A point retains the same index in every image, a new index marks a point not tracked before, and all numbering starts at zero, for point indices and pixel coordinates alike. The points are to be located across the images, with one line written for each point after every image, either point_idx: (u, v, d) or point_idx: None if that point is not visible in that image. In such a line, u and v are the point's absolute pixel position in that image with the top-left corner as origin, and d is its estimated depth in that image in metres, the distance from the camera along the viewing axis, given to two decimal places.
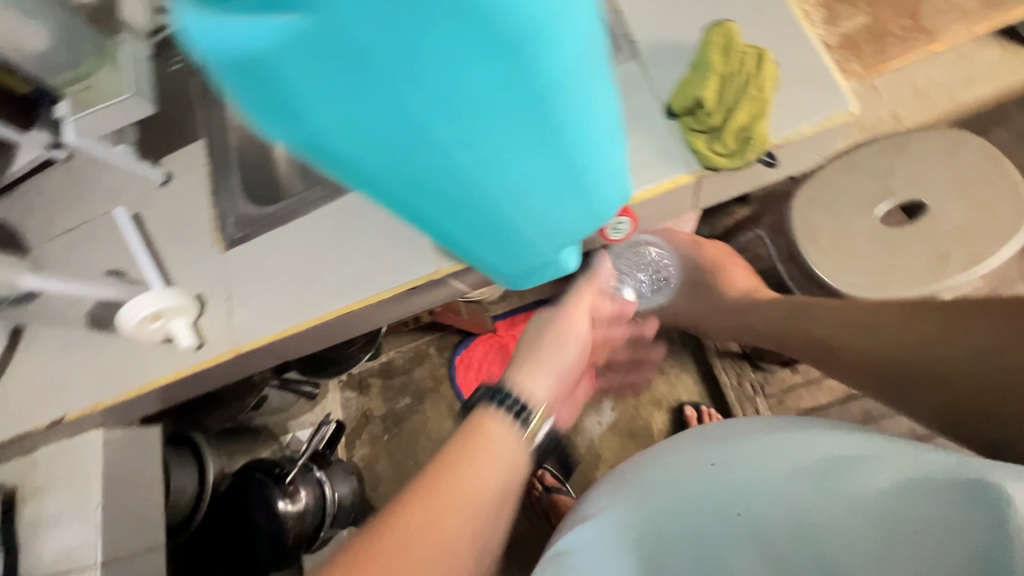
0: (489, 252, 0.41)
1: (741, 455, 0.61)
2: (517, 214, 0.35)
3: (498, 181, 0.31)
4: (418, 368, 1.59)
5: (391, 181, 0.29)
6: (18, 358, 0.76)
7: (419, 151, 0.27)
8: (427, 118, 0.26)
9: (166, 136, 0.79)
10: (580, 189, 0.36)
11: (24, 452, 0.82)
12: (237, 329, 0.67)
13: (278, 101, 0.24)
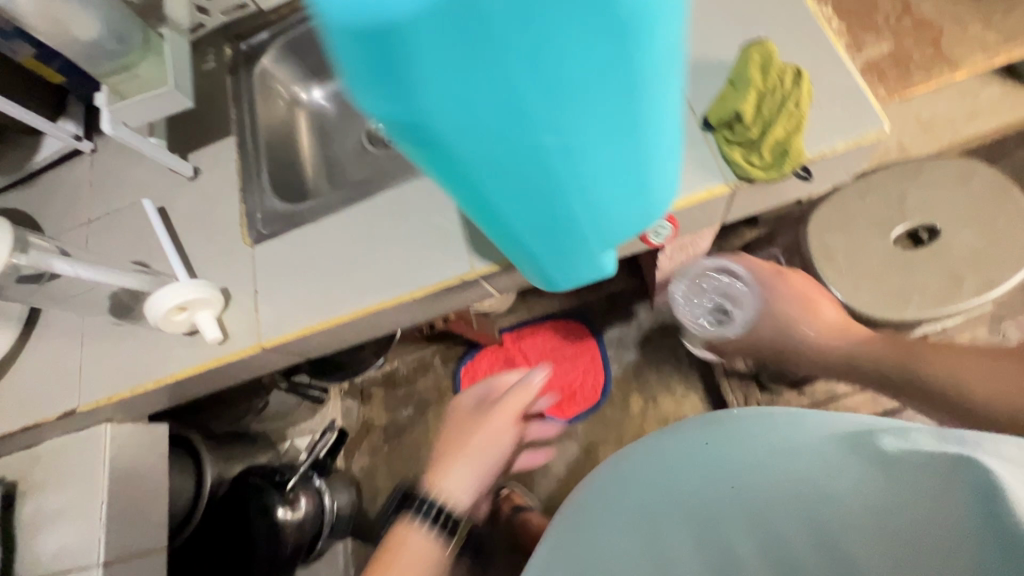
0: (539, 242, 0.41)
1: (742, 438, 0.56)
2: (581, 204, 0.36)
3: (573, 166, 0.31)
4: (422, 378, 1.57)
5: (475, 165, 0.29)
6: (33, 346, 0.75)
7: (513, 134, 0.28)
8: (533, 93, 0.26)
9: (198, 132, 0.80)
10: (640, 181, 0.37)
11: (28, 445, 0.80)
12: (260, 323, 0.67)
13: (394, 80, 0.23)
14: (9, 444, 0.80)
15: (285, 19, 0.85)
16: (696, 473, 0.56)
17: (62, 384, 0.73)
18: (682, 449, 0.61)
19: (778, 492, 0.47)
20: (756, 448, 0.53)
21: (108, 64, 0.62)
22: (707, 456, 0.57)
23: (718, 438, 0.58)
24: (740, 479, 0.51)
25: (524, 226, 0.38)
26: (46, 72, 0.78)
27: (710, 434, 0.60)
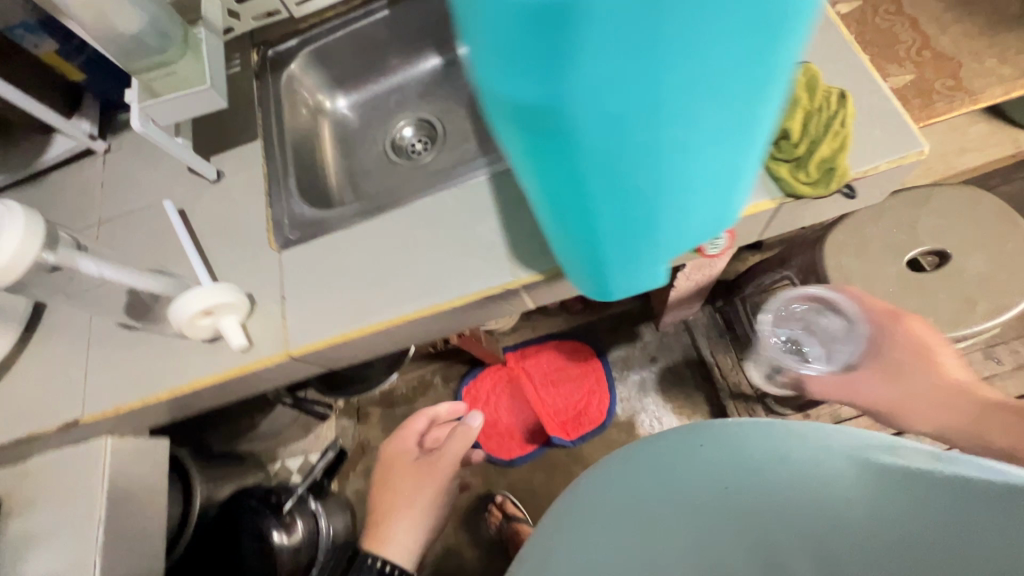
0: (618, 248, 0.41)
1: (737, 440, 0.44)
2: (671, 208, 0.36)
3: (680, 166, 0.32)
4: (421, 398, 1.52)
5: (594, 155, 0.30)
6: (35, 353, 0.71)
7: (641, 124, 0.28)
8: (667, 79, 0.26)
9: (222, 135, 0.78)
10: (726, 191, 0.38)
11: (17, 460, 0.74)
12: (288, 331, 0.64)
13: (554, 54, 0.23)
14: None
15: (314, 28, 0.85)
16: (676, 475, 0.43)
17: (65, 393, 0.68)
18: (657, 446, 0.47)
19: (780, 508, 0.38)
20: (757, 458, 0.41)
21: (146, 59, 0.60)
22: (696, 460, 0.43)
23: (709, 438, 0.45)
24: (734, 486, 0.40)
25: (612, 228, 0.37)
26: (68, 69, 0.76)
27: (698, 433, 0.46)
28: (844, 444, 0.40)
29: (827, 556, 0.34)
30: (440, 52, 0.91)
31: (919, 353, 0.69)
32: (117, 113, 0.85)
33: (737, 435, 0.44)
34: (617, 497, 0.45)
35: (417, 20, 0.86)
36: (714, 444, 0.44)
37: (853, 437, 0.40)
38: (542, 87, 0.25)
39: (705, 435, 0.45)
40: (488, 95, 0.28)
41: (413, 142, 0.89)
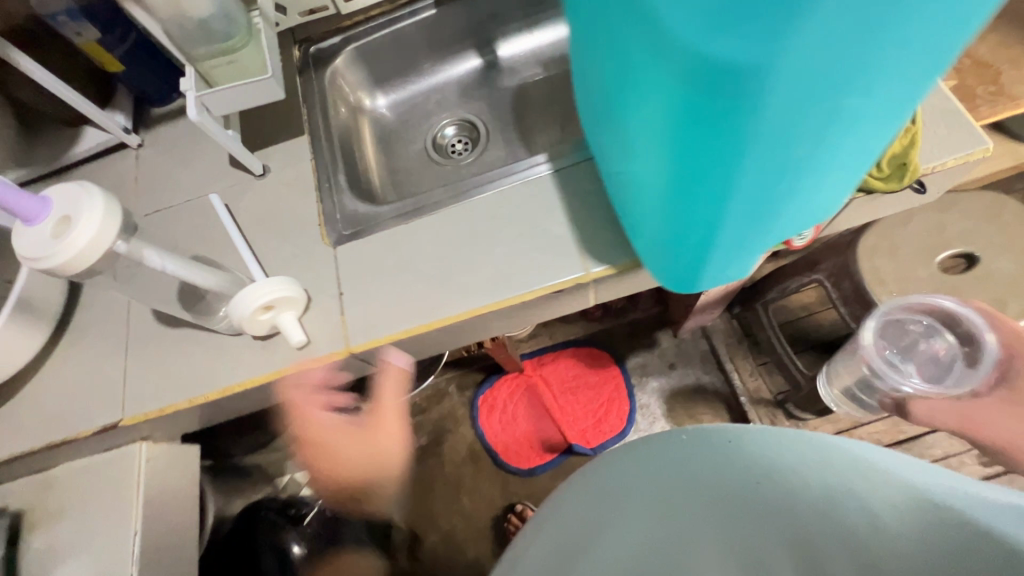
0: (735, 228, 0.43)
1: (753, 451, 0.49)
2: (801, 185, 0.39)
3: (827, 144, 0.35)
4: (436, 407, 1.48)
5: (766, 130, 0.32)
6: (71, 352, 0.68)
7: (818, 101, 0.31)
8: (852, 70, 0.29)
9: (266, 129, 0.76)
10: (845, 174, 0.41)
11: (41, 467, 0.70)
12: (348, 327, 0.62)
13: (778, 31, 0.26)
14: (15, 468, 0.68)
15: (357, 25, 0.84)
16: (699, 469, 0.50)
17: (104, 395, 0.65)
18: (679, 439, 0.55)
19: (784, 510, 0.41)
20: (806, 478, 0.43)
21: (210, 46, 0.58)
22: (728, 459, 0.49)
23: (745, 444, 0.50)
24: (741, 487, 0.45)
25: (743, 204, 0.40)
26: (107, 60, 0.74)
27: (715, 434, 0.53)
28: (903, 471, 0.40)
29: (809, 549, 0.38)
30: (481, 54, 0.91)
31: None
32: (150, 107, 0.82)
33: (785, 457, 0.47)
34: (648, 480, 0.51)
35: (461, 21, 0.86)
36: (744, 448, 0.50)
37: (917, 468, 0.40)
38: (759, 53, 0.27)
39: (739, 439, 0.51)
40: (686, 60, 0.29)
41: (454, 142, 0.89)
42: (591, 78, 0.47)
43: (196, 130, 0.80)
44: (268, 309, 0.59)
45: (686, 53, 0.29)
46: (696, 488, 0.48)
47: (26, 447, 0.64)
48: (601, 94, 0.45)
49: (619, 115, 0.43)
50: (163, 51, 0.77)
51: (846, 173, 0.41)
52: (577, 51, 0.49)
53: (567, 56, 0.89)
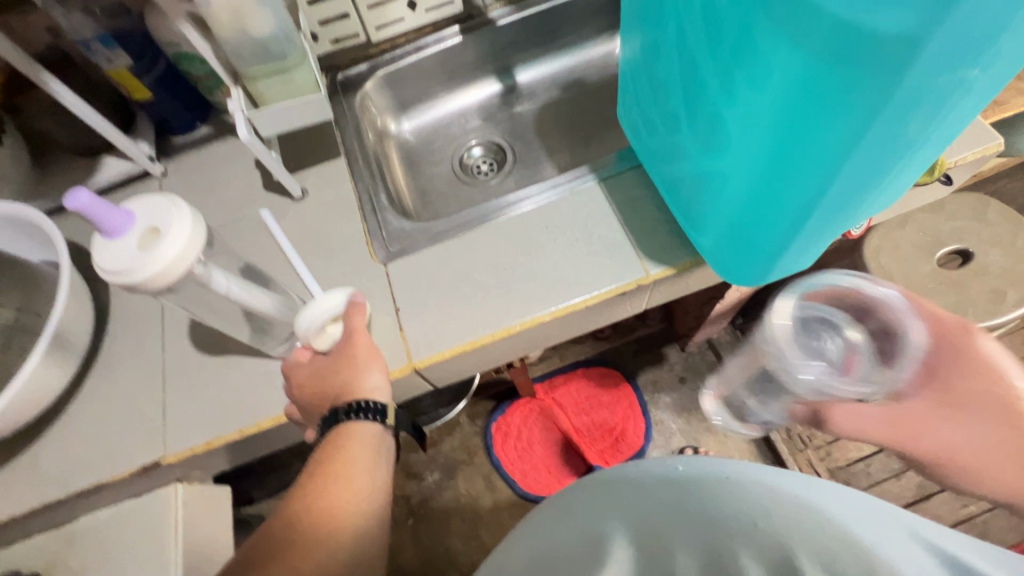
0: (820, 218, 0.44)
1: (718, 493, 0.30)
2: (895, 167, 0.40)
3: (935, 121, 0.36)
4: (448, 439, 1.37)
5: (895, 99, 0.32)
6: (106, 390, 0.63)
7: (951, 69, 0.31)
8: (993, 39, 0.30)
9: (302, 152, 0.76)
10: (924, 159, 0.42)
11: (55, 524, 0.60)
12: (409, 344, 0.61)
13: None
14: (25, 526, 0.59)
15: (383, 53, 0.85)
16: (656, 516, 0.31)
17: (145, 431, 0.60)
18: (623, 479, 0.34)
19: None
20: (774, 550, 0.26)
21: (266, 64, 0.59)
22: (685, 498, 0.31)
23: (725, 483, 0.30)
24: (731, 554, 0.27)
25: (836, 194, 0.41)
26: (135, 86, 0.71)
27: (698, 459, 0.33)
28: (881, 534, 0.26)
29: None
30: (500, 78, 0.93)
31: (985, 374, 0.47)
32: (171, 136, 0.79)
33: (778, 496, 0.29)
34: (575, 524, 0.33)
35: (483, 48, 0.88)
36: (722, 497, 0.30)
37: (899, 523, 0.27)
38: (917, 24, 0.28)
39: (731, 473, 0.31)
40: (827, 33, 0.31)
41: (480, 163, 0.91)
42: (667, 78, 0.49)
43: (222, 155, 0.78)
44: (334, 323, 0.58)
45: (829, 24, 0.31)
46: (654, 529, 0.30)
47: (56, 495, 0.58)
48: (680, 89, 0.47)
49: (708, 104, 0.44)
50: (189, 80, 0.75)
51: (921, 165, 0.44)
52: (647, 56, 0.51)
53: (584, 81, 0.93)
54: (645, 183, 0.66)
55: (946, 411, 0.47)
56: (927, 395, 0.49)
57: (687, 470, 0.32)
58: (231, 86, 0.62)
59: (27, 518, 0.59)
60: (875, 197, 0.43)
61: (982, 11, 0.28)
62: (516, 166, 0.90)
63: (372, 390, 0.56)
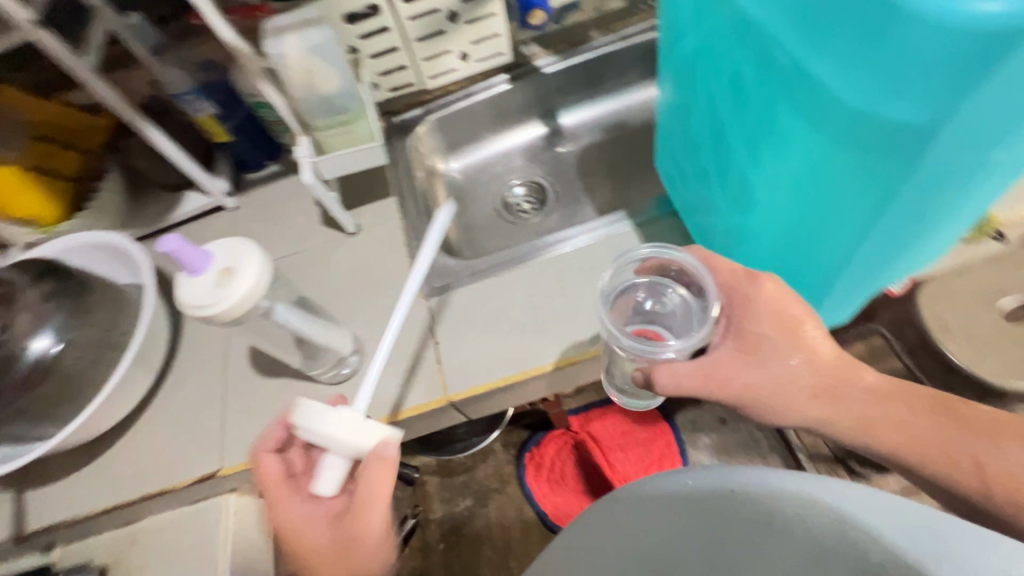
0: (852, 275, 0.45)
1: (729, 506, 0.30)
2: (925, 231, 0.41)
3: (962, 192, 0.37)
4: (482, 465, 1.36)
5: (918, 180, 0.34)
6: (174, 404, 0.69)
7: (973, 150, 0.33)
8: (1011, 121, 0.32)
9: (358, 191, 0.82)
10: (956, 223, 0.43)
11: (123, 523, 0.66)
12: (447, 376, 0.65)
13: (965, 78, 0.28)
14: (101, 521, 0.66)
15: (436, 98, 0.91)
16: (689, 529, 0.34)
17: (205, 444, 0.66)
18: (652, 498, 0.36)
19: None
20: (790, 553, 0.28)
21: (330, 117, 0.66)
22: (706, 512, 0.32)
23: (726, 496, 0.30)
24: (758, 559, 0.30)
25: (867, 255, 0.42)
26: (216, 131, 0.80)
27: (702, 472, 0.32)
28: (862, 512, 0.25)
29: None
30: (544, 121, 0.97)
31: (784, 323, 0.50)
32: (245, 172, 0.88)
33: (773, 498, 0.28)
34: (637, 532, 0.38)
35: (529, 93, 0.93)
36: (731, 514, 0.31)
37: (893, 509, 0.24)
38: (934, 114, 0.30)
39: (735, 486, 0.30)
40: (848, 118, 0.33)
41: (522, 201, 0.94)
42: (698, 138, 0.51)
43: (287, 191, 0.86)
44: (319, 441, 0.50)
45: (849, 112, 0.33)
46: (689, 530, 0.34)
47: (130, 497, 0.65)
48: (710, 151, 0.50)
49: (735, 169, 0.46)
50: (264, 125, 0.83)
51: (958, 225, 0.44)
52: (679, 115, 0.54)
53: (625, 123, 0.96)
54: (680, 230, 0.68)
55: (747, 359, 0.50)
56: (733, 347, 0.51)
57: (694, 484, 0.33)
58: (298, 134, 0.68)
59: (100, 516, 0.65)
60: (907, 257, 0.45)
61: (997, 103, 0.30)
62: (557, 205, 0.93)
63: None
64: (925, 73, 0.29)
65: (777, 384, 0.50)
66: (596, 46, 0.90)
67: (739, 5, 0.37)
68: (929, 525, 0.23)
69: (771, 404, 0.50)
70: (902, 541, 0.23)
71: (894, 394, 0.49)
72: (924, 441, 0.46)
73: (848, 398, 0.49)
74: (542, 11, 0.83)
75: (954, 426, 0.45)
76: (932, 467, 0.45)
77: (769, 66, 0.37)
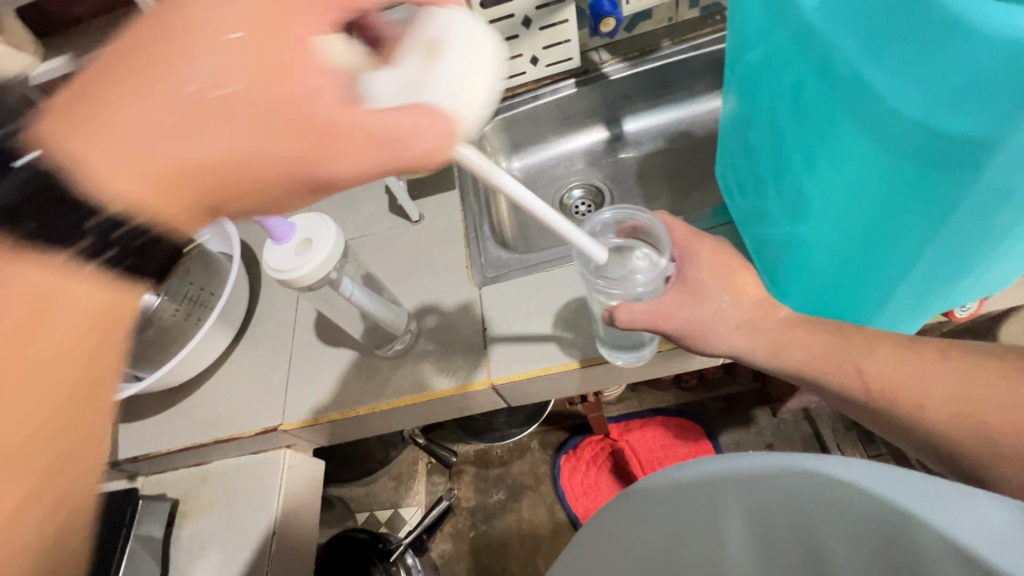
0: (909, 288, 0.44)
1: (759, 479, 0.42)
2: (988, 249, 0.40)
3: None
4: (518, 461, 1.38)
5: (979, 193, 0.34)
6: (245, 361, 0.77)
7: None
8: None
9: (424, 183, 0.87)
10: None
11: (193, 464, 0.74)
12: (490, 362, 0.68)
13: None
14: (175, 459, 0.73)
15: (505, 99, 0.94)
16: (722, 502, 0.45)
17: (268, 402, 0.73)
18: (686, 485, 0.49)
19: (794, 539, 0.38)
20: (786, 507, 0.39)
21: None
22: (739, 489, 0.44)
23: (755, 468, 0.43)
24: (770, 519, 0.41)
25: (925, 268, 0.42)
26: None
27: (744, 458, 0.45)
28: (842, 468, 0.35)
29: (820, 560, 0.35)
30: (608, 126, 0.99)
31: (720, 269, 0.53)
32: None
33: (792, 471, 0.39)
34: (664, 509, 0.50)
35: (595, 99, 0.95)
36: (744, 485, 0.43)
37: (870, 467, 0.34)
38: (993, 130, 0.30)
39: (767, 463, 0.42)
40: (907, 134, 0.34)
41: (579, 203, 0.96)
42: (757, 146, 0.52)
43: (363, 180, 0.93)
44: (432, 46, 0.37)
45: (907, 125, 0.34)
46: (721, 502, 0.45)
47: (199, 441, 0.72)
48: (767, 159, 0.50)
49: (791, 179, 0.47)
50: None
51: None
52: (741, 124, 0.54)
53: (691, 133, 0.96)
54: (736, 239, 0.67)
55: (689, 302, 0.52)
56: (675, 290, 0.53)
57: (734, 471, 0.45)
58: None
59: (175, 455, 0.72)
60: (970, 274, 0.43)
61: None
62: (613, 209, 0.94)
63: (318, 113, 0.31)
64: (986, 89, 0.29)
65: (710, 316, 0.52)
66: (667, 54, 0.90)
67: (805, 17, 0.38)
68: (891, 475, 0.33)
69: (704, 332, 0.52)
70: (873, 486, 0.33)
71: (805, 322, 0.51)
72: (820, 354, 0.49)
73: (764, 328, 0.51)
74: (614, 18, 0.81)
75: (842, 339, 0.49)
76: (825, 377, 0.49)
77: (830, 77, 0.38)
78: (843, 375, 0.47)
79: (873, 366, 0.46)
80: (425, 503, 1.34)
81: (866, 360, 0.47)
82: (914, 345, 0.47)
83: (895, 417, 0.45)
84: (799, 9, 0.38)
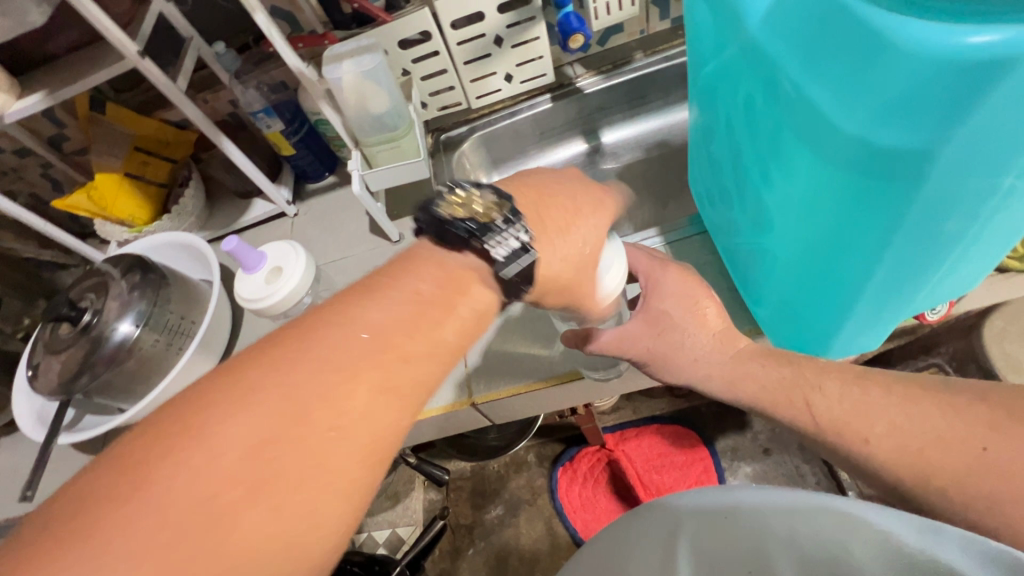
0: (870, 302, 0.45)
1: (764, 524, 0.41)
2: (941, 258, 0.41)
3: (980, 217, 0.37)
4: (515, 476, 1.36)
5: (921, 204, 0.34)
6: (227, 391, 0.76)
7: (978, 177, 0.33)
8: (1012, 151, 0.31)
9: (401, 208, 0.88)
10: (978, 248, 0.42)
11: None
12: (470, 383, 0.68)
13: (952, 108, 0.29)
14: None
15: (480, 113, 0.94)
16: (715, 541, 0.43)
17: None
18: (687, 518, 0.46)
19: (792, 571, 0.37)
20: (785, 546, 0.39)
21: (380, 134, 0.73)
22: (739, 530, 0.42)
23: (753, 507, 0.43)
24: (766, 555, 0.39)
25: (881, 281, 0.42)
26: (284, 146, 0.86)
27: (746, 496, 0.44)
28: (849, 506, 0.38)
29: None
30: (586, 138, 1.00)
31: (684, 295, 0.54)
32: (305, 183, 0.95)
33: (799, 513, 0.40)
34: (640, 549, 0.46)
35: (572, 112, 0.96)
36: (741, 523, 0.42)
37: (875, 507, 0.37)
38: (926, 140, 0.31)
39: (773, 503, 0.42)
40: (850, 147, 0.35)
41: None
42: (720, 158, 0.53)
43: (342, 202, 0.92)
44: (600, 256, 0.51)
45: (848, 139, 0.34)
46: (716, 544, 0.42)
47: None
48: (730, 170, 0.51)
49: (752, 188, 0.48)
50: (325, 139, 0.90)
51: (987, 250, 0.44)
52: (704, 136, 0.55)
53: (667, 143, 0.97)
54: (711, 250, 0.67)
55: (650, 327, 0.53)
56: (637, 317, 0.54)
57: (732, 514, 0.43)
58: (352, 149, 0.76)
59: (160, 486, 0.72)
60: (932, 281, 0.44)
61: (989, 134, 0.30)
62: None
63: (562, 226, 0.47)
64: (917, 102, 0.30)
65: (673, 346, 0.53)
66: (640, 66, 0.91)
67: (750, 32, 0.39)
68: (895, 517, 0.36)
69: (664, 357, 0.53)
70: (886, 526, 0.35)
71: (758, 352, 0.51)
72: (766, 376, 0.49)
73: (718, 353, 0.52)
74: (582, 35, 0.81)
75: (793, 369, 0.49)
76: (774, 397, 0.48)
77: (776, 89, 0.39)
78: (792, 406, 0.47)
79: (820, 399, 0.46)
80: (423, 523, 1.33)
81: (815, 394, 0.46)
82: (860, 376, 0.47)
83: (841, 450, 0.45)
84: (744, 26, 0.40)
